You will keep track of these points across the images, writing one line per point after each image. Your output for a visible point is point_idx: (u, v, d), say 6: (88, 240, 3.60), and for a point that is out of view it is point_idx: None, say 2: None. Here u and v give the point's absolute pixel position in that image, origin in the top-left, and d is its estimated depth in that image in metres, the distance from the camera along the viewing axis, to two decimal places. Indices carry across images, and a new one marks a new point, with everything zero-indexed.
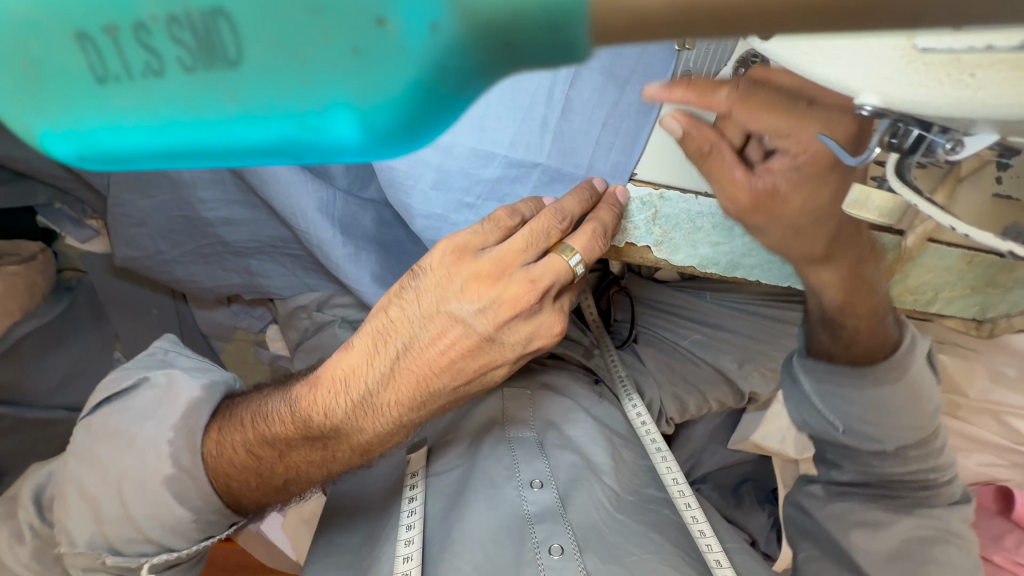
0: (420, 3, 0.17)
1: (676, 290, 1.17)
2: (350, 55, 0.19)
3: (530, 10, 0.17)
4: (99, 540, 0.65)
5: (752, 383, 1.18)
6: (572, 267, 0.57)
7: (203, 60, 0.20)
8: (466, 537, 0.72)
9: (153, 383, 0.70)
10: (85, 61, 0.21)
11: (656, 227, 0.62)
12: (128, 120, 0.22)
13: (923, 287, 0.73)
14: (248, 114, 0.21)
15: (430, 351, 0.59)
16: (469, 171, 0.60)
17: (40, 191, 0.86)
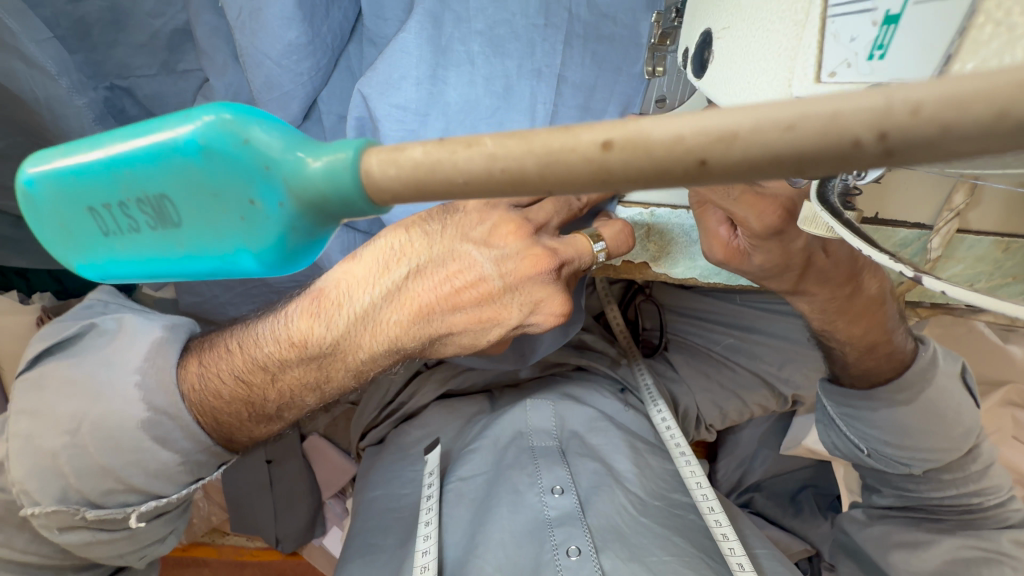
0: (273, 189, 0.25)
1: (702, 295, 1.18)
2: (243, 222, 0.25)
3: (328, 192, 0.23)
4: (72, 496, 0.64)
5: (795, 385, 1.14)
6: (595, 250, 0.61)
7: (154, 225, 0.27)
8: (488, 541, 0.75)
9: (101, 330, 0.70)
10: (85, 225, 0.28)
11: (650, 243, 0.65)
12: (116, 261, 0.29)
13: None
14: (189, 257, 0.27)
15: (440, 286, 0.60)
16: None
17: None
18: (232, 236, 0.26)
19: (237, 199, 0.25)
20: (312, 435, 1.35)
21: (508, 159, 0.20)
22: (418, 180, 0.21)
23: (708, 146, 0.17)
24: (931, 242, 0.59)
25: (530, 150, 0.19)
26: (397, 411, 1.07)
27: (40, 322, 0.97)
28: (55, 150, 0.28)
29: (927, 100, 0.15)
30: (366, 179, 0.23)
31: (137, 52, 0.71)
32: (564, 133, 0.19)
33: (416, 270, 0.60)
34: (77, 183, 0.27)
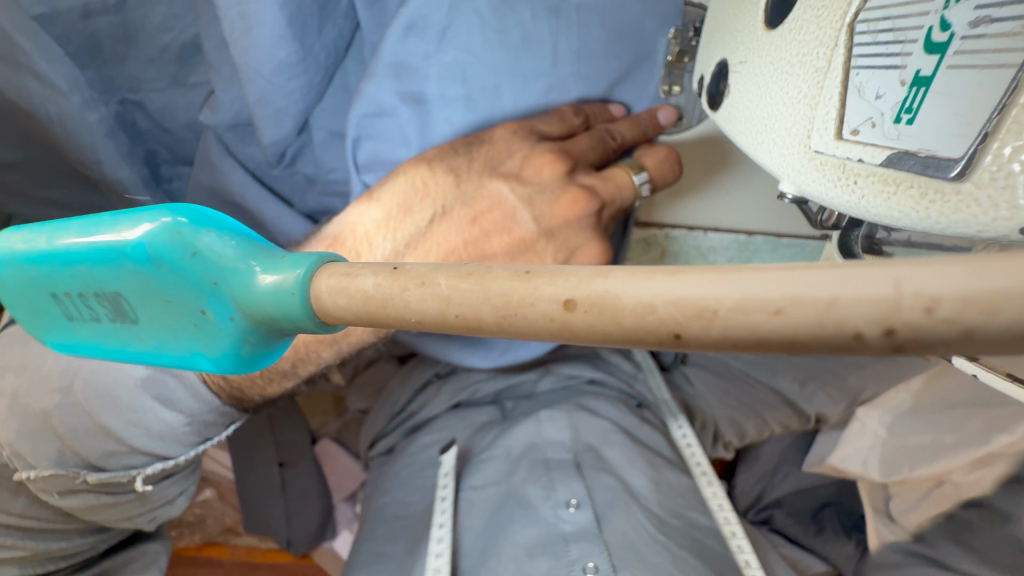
0: (219, 308, 0.31)
1: None
2: (191, 328, 0.33)
3: (262, 314, 0.30)
4: (66, 452, 0.68)
5: (818, 404, 1.08)
6: (636, 185, 0.63)
7: (127, 319, 0.35)
8: (501, 555, 0.74)
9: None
10: (74, 311, 0.37)
11: None
12: (96, 341, 0.37)
13: None
14: (150, 350, 0.35)
15: (466, 227, 0.62)
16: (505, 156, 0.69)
17: None
18: (184, 337, 0.33)
19: (191, 311, 0.32)
20: (323, 439, 1.37)
21: (460, 308, 0.24)
22: (386, 313, 0.26)
23: (680, 324, 0.20)
24: None
25: (487, 300, 0.24)
26: (407, 421, 1.06)
27: None
28: (38, 240, 0.36)
29: (942, 298, 0.17)
30: (322, 299, 0.28)
31: (146, 66, 0.72)
32: (528, 304, 0.23)
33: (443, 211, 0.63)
34: (52, 275, 0.36)
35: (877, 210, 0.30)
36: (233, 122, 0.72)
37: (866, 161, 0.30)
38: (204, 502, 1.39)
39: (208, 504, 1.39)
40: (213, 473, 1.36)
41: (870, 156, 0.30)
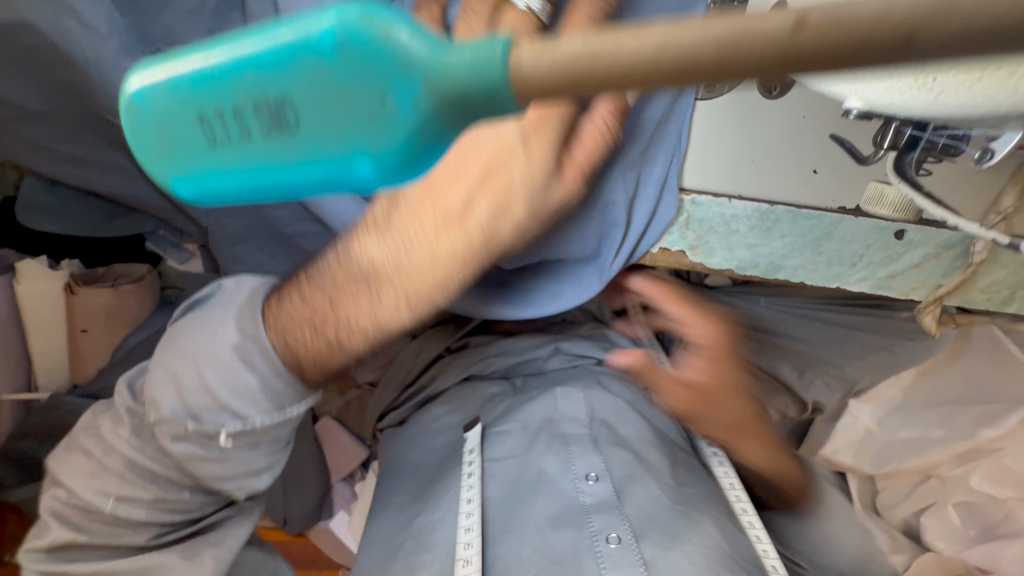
0: (410, 83, 0.22)
1: (729, 295, 1.16)
2: (368, 123, 0.23)
3: (462, 76, 0.21)
4: (179, 409, 0.63)
5: (815, 392, 1.11)
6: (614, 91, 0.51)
7: (274, 128, 0.23)
8: (527, 523, 0.75)
9: (224, 287, 0.68)
10: (203, 135, 0.25)
11: (690, 230, 0.60)
12: (229, 168, 0.25)
13: (995, 286, 0.67)
14: (310, 164, 0.24)
15: (463, 171, 0.49)
16: None
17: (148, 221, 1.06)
18: (357, 139, 0.23)
19: (367, 95, 0.22)
20: (325, 417, 1.38)
21: (672, 44, 0.18)
22: (569, 62, 0.19)
23: (918, 20, 0.16)
24: (975, 245, 0.61)
25: (705, 37, 0.17)
26: (418, 394, 1.07)
27: (69, 289, 1.03)
28: (165, 56, 0.25)
29: None
30: (520, 69, 0.20)
31: (183, 18, 0.71)
32: (745, 17, 0.17)
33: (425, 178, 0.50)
34: (187, 81, 0.24)
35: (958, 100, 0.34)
36: None
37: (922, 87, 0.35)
38: None
39: None
40: None
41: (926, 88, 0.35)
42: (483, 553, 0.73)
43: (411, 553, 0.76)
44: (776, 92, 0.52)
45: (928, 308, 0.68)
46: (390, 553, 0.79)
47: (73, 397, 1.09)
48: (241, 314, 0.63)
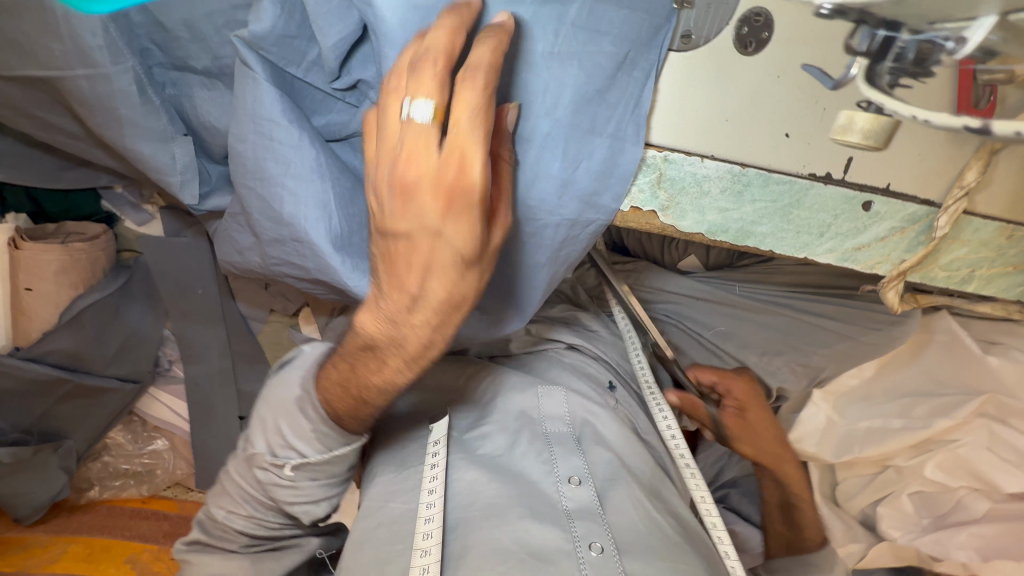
0: None
1: (700, 280, 1.12)
2: None
3: None
4: (265, 444, 0.74)
5: (781, 379, 1.10)
6: (414, 117, 0.47)
7: None
8: (503, 517, 0.70)
9: (301, 352, 0.81)
10: None
11: (661, 190, 0.60)
12: None
13: (957, 263, 0.69)
14: None
15: (394, 255, 0.54)
16: (511, 17, 0.49)
17: (101, 176, 1.01)
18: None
19: None
20: None
21: None
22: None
23: None
24: (937, 219, 0.62)
25: None
26: None
27: (11, 243, 0.96)
28: None
29: None
30: None
31: None
32: None
33: (384, 270, 0.56)
34: None
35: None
36: (228, 23, 0.65)
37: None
38: (153, 452, 1.31)
39: (158, 455, 1.31)
40: (165, 424, 1.28)
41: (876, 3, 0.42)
42: (445, 542, 0.70)
43: (384, 540, 0.71)
44: (752, 49, 0.52)
45: (895, 280, 0.68)
46: (363, 534, 0.73)
47: (14, 359, 1.02)
48: (308, 374, 0.75)
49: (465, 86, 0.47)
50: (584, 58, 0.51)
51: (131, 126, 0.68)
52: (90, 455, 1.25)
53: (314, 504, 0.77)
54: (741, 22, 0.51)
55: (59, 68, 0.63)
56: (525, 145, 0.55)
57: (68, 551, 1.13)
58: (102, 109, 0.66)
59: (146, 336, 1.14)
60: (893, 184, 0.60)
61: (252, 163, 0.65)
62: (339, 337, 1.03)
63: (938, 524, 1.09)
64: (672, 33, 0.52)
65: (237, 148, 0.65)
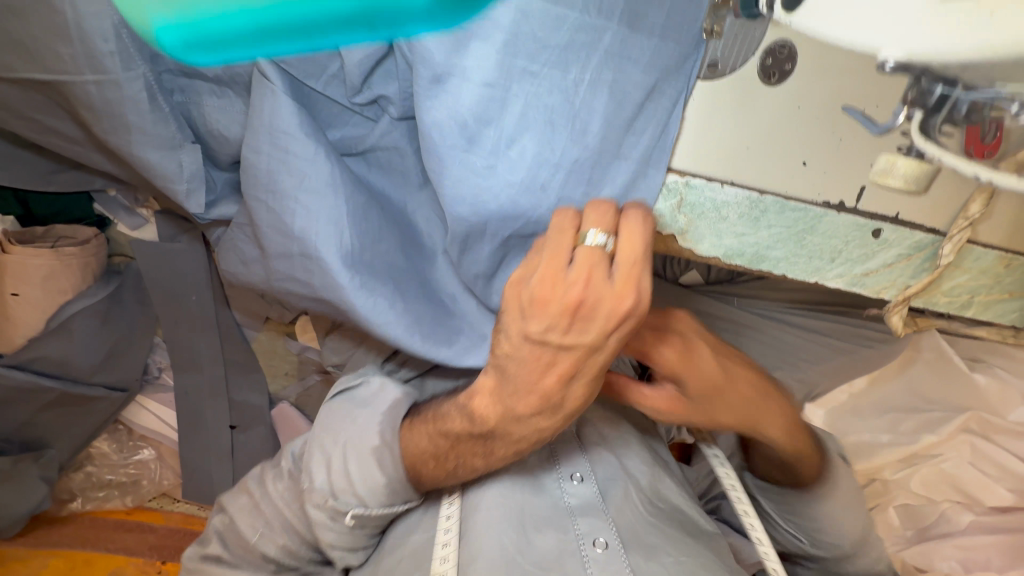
0: None
1: (703, 293, 1.14)
2: None
3: None
4: (327, 483, 0.73)
5: (777, 393, 1.11)
6: (596, 244, 0.49)
7: None
8: (505, 517, 0.69)
9: (370, 384, 0.80)
10: None
11: (681, 215, 0.60)
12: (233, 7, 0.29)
13: (957, 289, 0.70)
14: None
15: (536, 368, 0.56)
16: (543, 40, 0.49)
17: (95, 178, 0.98)
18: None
19: None
20: (282, 402, 1.24)
21: None
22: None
23: None
24: (942, 248, 0.63)
25: None
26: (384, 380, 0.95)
27: None
28: None
29: None
30: None
31: None
32: None
33: (513, 376, 0.58)
34: None
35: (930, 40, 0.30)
36: None
37: None
38: (138, 462, 1.26)
39: (143, 465, 1.27)
40: (152, 433, 1.24)
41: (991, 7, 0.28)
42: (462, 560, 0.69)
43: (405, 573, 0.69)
44: (775, 79, 0.52)
45: (900, 307, 0.70)
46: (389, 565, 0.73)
47: None
48: (385, 422, 0.74)
49: (633, 220, 0.49)
50: (613, 86, 0.52)
51: (140, 133, 0.66)
52: (72, 465, 1.20)
53: (353, 548, 0.77)
54: (766, 54, 0.51)
55: (66, 73, 0.61)
56: (551, 167, 0.55)
57: (49, 564, 1.12)
58: (110, 115, 0.64)
59: (135, 343, 1.11)
60: (902, 213, 0.62)
61: (264, 174, 0.63)
62: (340, 348, 1.01)
63: (921, 537, 1.05)
64: (699, 62, 0.53)
65: (251, 159, 0.63)
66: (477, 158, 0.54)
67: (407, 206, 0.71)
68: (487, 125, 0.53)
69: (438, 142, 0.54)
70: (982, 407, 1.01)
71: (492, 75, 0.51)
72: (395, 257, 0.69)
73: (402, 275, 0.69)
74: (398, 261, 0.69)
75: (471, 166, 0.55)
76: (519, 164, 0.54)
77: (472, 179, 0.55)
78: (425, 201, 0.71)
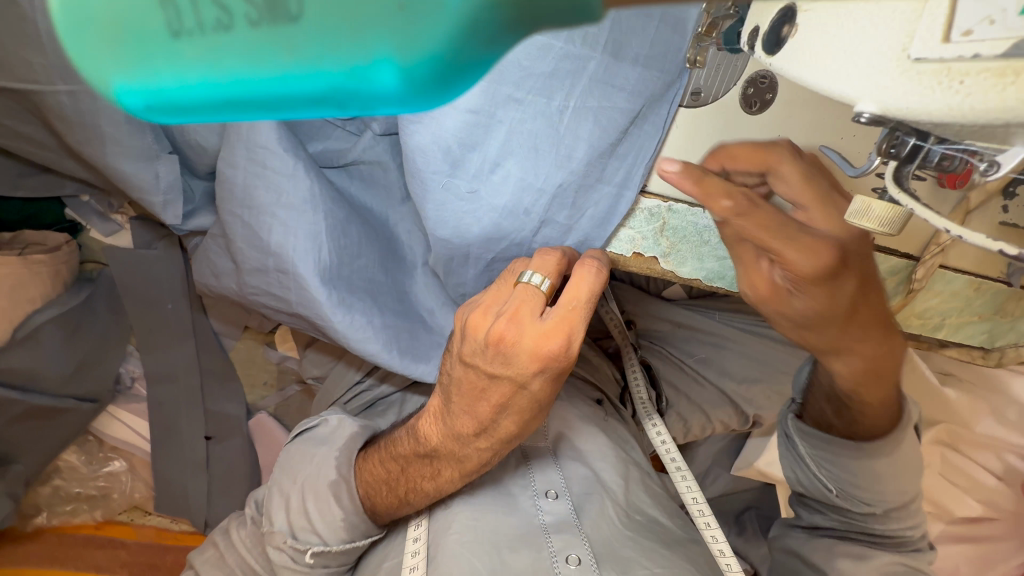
0: None
1: (683, 307, 1.15)
2: (399, 15, 0.19)
3: None
4: (286, 525, 0.72)
5: (757, 406, 1.12)
6: (535, 284, 0.52)
7: (268, 17, 0.20)
8: (477, 535, 0.68)
9: (328, 423, 0.79)
10: (164, 18, 0.21)
11: (663, 238, 0.60)
12: (196, 74, 0.22)
13: (929, 311, 0.73)
14: (306, 67, 0.21)
15: (469, 396, 0.57)
16: (526, 67, 0.49)
17: (68, 184, 0.95)
18: (379, 42, 0.20)
19: None
20: (260, 412, 1.21)
21: None
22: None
23: None
24: (915, 272, 0.65)
25: None
26: (366, 393, 0.94)
27: None
28: None
29: None
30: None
31: None
32: None
33: (451, 400, 0.59)
34: None
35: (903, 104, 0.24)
36: None
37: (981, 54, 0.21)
38: (109, 475, 1.22)
39: (114, 478, 1.23)
40: (123, 445, 1.20)
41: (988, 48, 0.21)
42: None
43: None
44: (756, 108, 0.51)
45: None
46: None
47: None
48: (342, 457, 0.74)
49: (577, 269, 0.51)
50: (597, 113, 0.52)
51: (115, 143, 0.64)
52: (39, 478, 1.16)
53: None
54: (749, 83, 0.50)
55: (38, 82, 0.59)
56: (534, 191, 0.55)
57: None
58: (84, 126, 0.62)
59: (107, 352, 1.08)
60: (876, 238, 0.63)
61: (241, 189, 0.62)
62: (320, 359, 1.00)
63: None
64: (682, 90, 0.53)
65: (228, 173, 0.62)
66: (460, 181, 0.54)
67: (390, 220, 0.71)
68: (470, 149, 0.53)
69: (421, 164, 0.54)
70: (953, 421, 1.04)
71: (477, 102, 0.51)
72: (375, 272, 0.68)
73: (382, 292, 0.69)
74: (378, 276, 0.68)
75: (455, 190, 0.55)
76: (503, 188, 0.55)
77: (455, 202, 0.55)
78: (408, 215, 0.70)
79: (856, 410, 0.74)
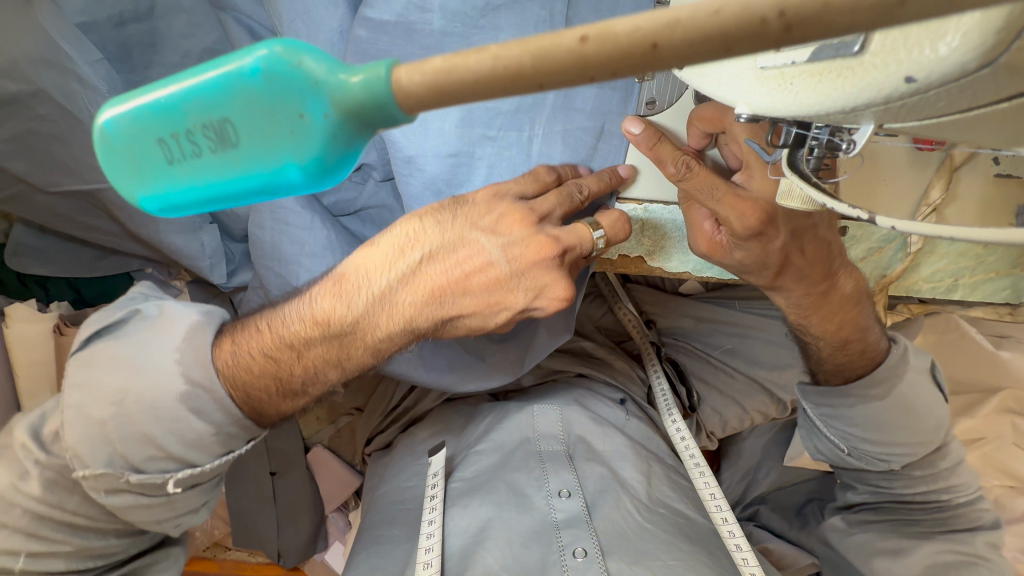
0: (317, 97, 0.23)
1: (703, 301, 1.15)
2: (292, 135, 0.24)
3: (363, 97, 0.22)
4: (116, 461, 0.57)
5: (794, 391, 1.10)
6: (595, 237, 0.56)
7: (214, 144, 0.25)
8: (494, 537, 0.72)
9: (145, 317, 0.62)
10: (160, 152, 0.26)
11: (645, 238, 0.65)
12: (183, 184, 0.27)
13: (938, 273, 0.72)
14: (246, 175, 0.25)
15: (451, 266, 0.55)
16: (491, 105, 0.57)
17: (133, 260, 1.09)
18: (283, 150, 0.24)
19: (287, 112, 0.24)
20: (317, 446, 1.30)
21: (508, 58, 0.20)
22: (512, 71, 0.20)
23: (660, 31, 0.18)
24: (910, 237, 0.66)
25: (521, 42, 0.19)
26: (403, 417, 1.02)
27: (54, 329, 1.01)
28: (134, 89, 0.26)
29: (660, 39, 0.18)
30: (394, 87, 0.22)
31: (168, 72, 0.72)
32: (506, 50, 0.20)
33: (409, 263, 0.56)
34: (149, 115, 0.26)
35: (767, 106, 0.28)
36: None
37: (795, 63, 0.26)
38: None
39: None
40: None
41: (798, 57, 0.26)
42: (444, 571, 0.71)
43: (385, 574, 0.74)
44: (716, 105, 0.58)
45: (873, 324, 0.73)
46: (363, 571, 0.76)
47: None
48: (184, 355, 0.59)
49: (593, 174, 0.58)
50: (565, 134, 0.58)
51: (165, 221, 0.76)
52: None
53: (186, 515, 0.65)
54: None
55: (101, 180, 0.71)
56: None
57: None
58: (139, 210, 0.74)
59: None
60: None
61: (270, 246, 0.72)
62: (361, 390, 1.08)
63: None
64: (637, 100, 0.56)
65: (257, 235, 0.71)
66: None
67: None
68: (459, 188, 0.60)
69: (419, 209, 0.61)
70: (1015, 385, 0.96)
71: (455, 147, 0.58)
72: None
73: None
74: None
75: None
76: None
77: None
78: None
79: (854, 357, 0.73)
